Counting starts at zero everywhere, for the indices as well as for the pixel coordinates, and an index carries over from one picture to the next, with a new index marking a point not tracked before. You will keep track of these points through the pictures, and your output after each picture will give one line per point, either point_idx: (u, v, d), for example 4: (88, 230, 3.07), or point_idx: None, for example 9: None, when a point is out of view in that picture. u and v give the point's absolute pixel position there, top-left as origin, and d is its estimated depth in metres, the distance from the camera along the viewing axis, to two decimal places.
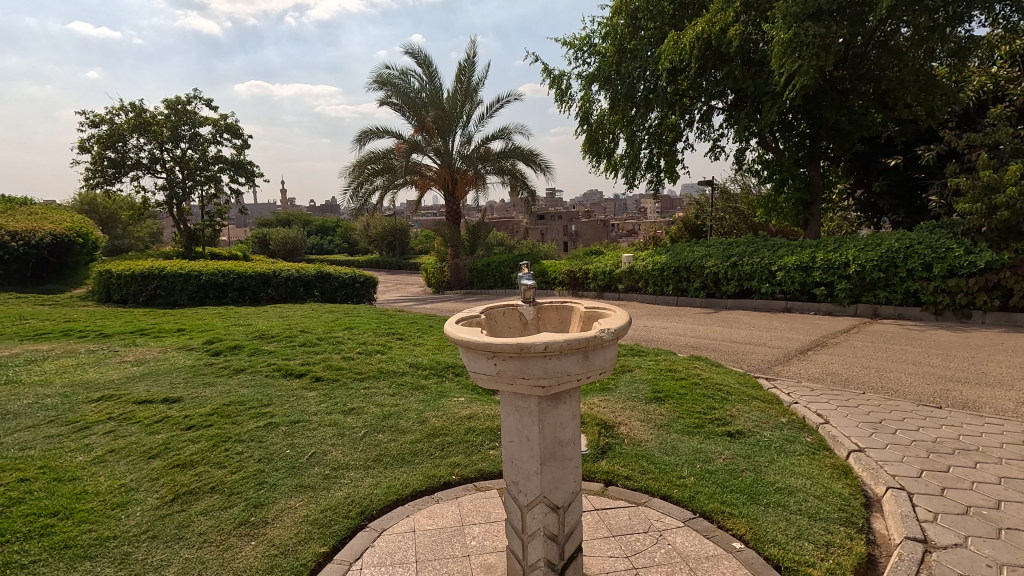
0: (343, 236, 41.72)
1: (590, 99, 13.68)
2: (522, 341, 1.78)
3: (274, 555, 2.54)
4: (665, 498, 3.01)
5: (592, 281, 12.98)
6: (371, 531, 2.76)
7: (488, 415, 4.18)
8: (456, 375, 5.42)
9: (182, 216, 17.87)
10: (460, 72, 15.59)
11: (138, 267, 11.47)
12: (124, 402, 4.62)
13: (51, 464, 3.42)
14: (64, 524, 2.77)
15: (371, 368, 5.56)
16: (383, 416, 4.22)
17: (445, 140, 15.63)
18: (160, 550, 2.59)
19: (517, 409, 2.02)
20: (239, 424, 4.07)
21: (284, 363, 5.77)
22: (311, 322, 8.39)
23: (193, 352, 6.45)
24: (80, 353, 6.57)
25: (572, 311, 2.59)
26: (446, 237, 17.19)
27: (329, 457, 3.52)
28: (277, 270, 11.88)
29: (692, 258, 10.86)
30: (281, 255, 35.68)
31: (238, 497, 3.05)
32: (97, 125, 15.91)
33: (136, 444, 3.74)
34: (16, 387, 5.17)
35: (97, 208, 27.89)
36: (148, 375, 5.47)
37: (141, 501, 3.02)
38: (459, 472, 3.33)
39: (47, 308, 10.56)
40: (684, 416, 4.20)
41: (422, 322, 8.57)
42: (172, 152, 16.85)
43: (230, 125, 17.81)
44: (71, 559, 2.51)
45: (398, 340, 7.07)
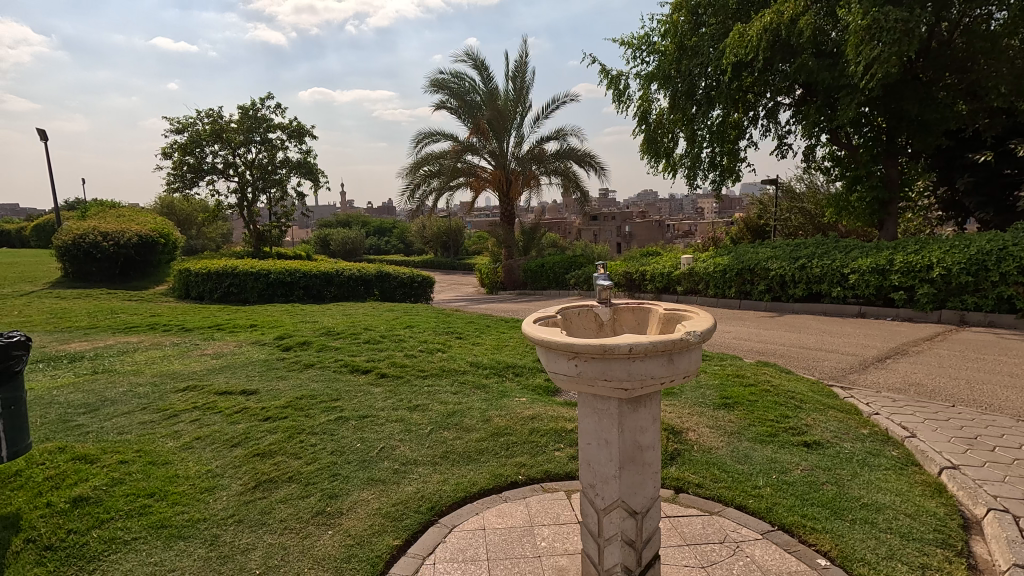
0: (399, 237, 42.81)
1: (649, 99, 13.43)
2: (606, 342, 1.75)
3: (351, 545, 2.62)
4: (740, 507, 2.90)
5: (649, 283, 12.71)
6: (442, 528, 2.79)
7: (551, 416, 4.16)
8: (516, 376, 5.43)
9: (252, 217, 18.86)
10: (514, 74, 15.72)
11: (213, 265, 12.19)
12: (207, 392, 4.90)
13: (146, 448, 3.68)
14: (160, 504, 2.97)
15: (433, 366, 5.65)
16: (447, 413, 4.29)
17: (500, 141, 15.74)
18: (246, 534, 2.73)
19: (596, 411, 2.00)
20: (311, 417, 4.23)
21: (350, 359, 5.97)
22: (373, 319, 8.64)
23: (266, 347, 6.78)
24: (166, 346, 7.02)
25: (649, 313, 2.54)
26: (500, 238, 17.28)
27: (397, 452, 3.61)
28: (339, 269, 12.30)
29: (756, 260, 10.45)
30: (341, 254, 37.02)
31: (314, 487, 3.16)
32: (179, 132, 17.04)
33: (219, 432, 3.96)
34: (112, 375, 5.59)
35: (175, 210, 30.02)
36: (227, 368, 5.79)
37: (226, 486, 3.19)
38: (525, 472, 3.33)
39: (135, 302, 11.37)
40: (756, 424, 4.04)
41: (480, 322, 8.65)
42: (244, 156, 17.82)
43: (297, 130, 18.65)
44: (167, 538, 2.69)
45: (457, 339, 7.17)
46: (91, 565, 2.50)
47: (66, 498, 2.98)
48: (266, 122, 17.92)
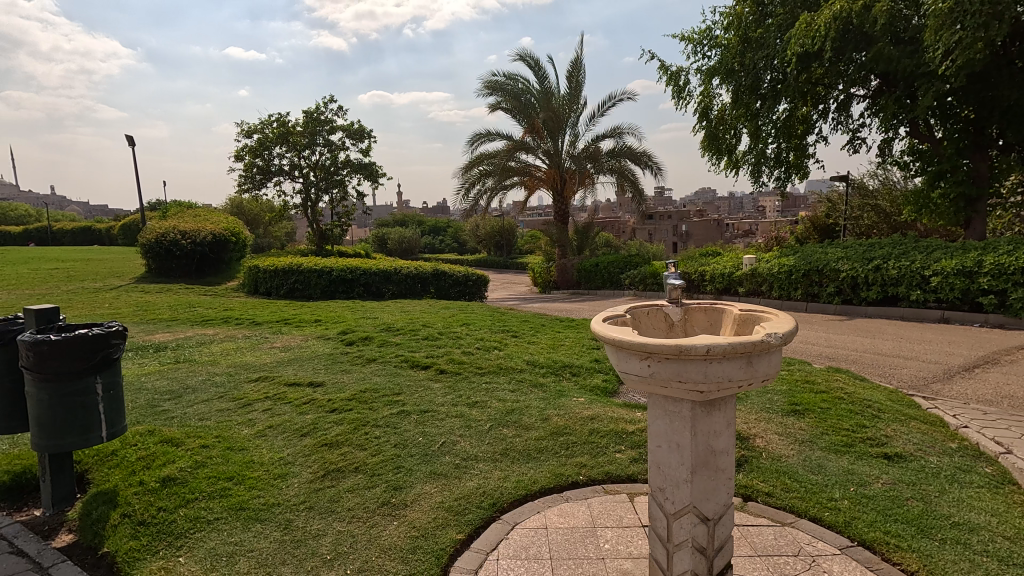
0: (454, 236, 43.48)
1: (711, 94, 13.02)
2: (683, 343, 1.71)
3: (415, 536, 2.68)
4: (814, 520, 2.77)
5: (709, 284, 12.33)
6: (504, 524, 2.81)
7: (611, 417, 4.10)
8: (573, 376, 5.39)
9: (315, 216, 19.64)
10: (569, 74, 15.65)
11: (280, 262, 12.79)
12: (277, 383, 5.15)
13: (223, 434, 3.90)
14: (238, 488, 3.13)
15: (491, 364, 5.70)
16: (506, 411, 4.31)
17: (555, 140, 15.70)
18: (317, 521, 2.84)
19: (667, 413, 1.97)
20: (375, 410, 4.35)
21: (410, 355, 6.11)
22: (431, 317, 8.81)
23: (330, 341, 7.04)
24: (239, 338, 7.43)
25: (723, 314, 2.47)
26: (555, 237, 17.21)
27: (458, 448, 3.65)
28: (398, 267, 12.61)
29: (825, 260, 9.93)
30: (397, 253, 38.00)
31: (379, 478, 3.25)
32: (249, 136, 17.98)
33: (290, 422, 4.14)
34: (192, 365, 5.97)
35: (244, 210, 31.76)
36: (295, 360, 6.06)
37: (297, 474, 3.33)
38: (585, 473, 3.30)
39: (210, 297, 12.08)
40: (829, 433, 3.83)
41: (535, 320, 8.66)
42: (308, 158, 18.59)
43: (358, 132, 19.28)
44: (246, 520, 2.84)
45: (513, 337, 7.20)
46: (179, 541, 2.68)
47: (156, 477, 3.20)
48: (329, 125, 18.63)
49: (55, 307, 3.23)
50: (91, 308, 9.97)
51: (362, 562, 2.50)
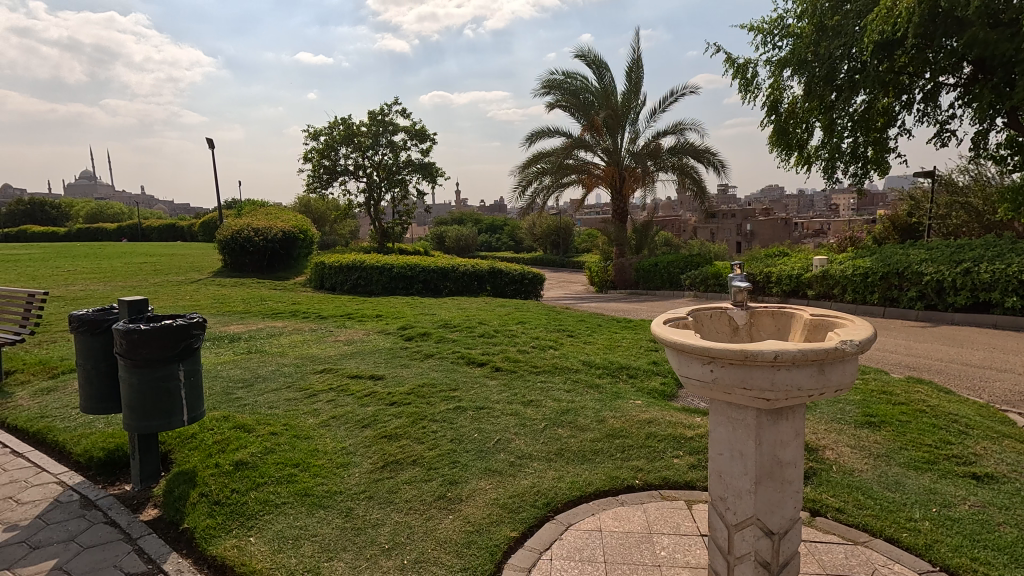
0: (511, 235, 43.73)
1: (781, 87, 12.42)
2: (748, 348, 1.65)
3: (470, 531, 2.72)
4: (891, 540, 2.59)
5: (776, 286, 11.78)
6: (558, 524, 2.81)
7: (669, 421, 4.00)
8: (630, 378, 5.30)
9: (377, 215, 20.27)
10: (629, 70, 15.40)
11: (344, 259, 13.30)
12: (341, 375, 5.36)
13: (291, 422, 4.09)
14: (304, 474, 3.29)
15: (546, 363, 5.69)
16: (561, 411, 4.29)
17: (614, 138, 15.47)
18: (376, 510, 2.93)
19: (730, 421, 1.91)
20: (432, 405, 4.44)
21: (467, 351, 6.21)
22: (487, 314, 8.90)
23: (390, 336, 7.26)
24: (305, 331, 7.78)
25: (794, 318, 2.36)
26: (612, 236, 16.96)
27: (513, 445, 3.67)
28: (455, 265, 12.81)
29: (906, 263, 9.25)
30: (455, 251, 38.67)
31: (435, 472, 3.32)
32: (317, 138, 18.79)
33: (352, 413, 4.30)
34: (262, 355, 6.31)
35: (312, 209, 33.26)
36: (357, 354, 6.28)
37: (358, 464, 3.46)
38: (642, 477, 3.24)
39: (280, 291, 12.71)
40: (908, 448, 3.57)
41: (591, 320, 8.58)
42: (372, 158, 19.21)
43: (419, 132, 19.73)
44: (311, 505, 2.97)
45: (569, 337, 7.15)
46: (250, 522, 2.84)
47: (230, 461, 3.40)
48: (392, 125, 19.17)
49: (144, 298, 3.47)
50: (174, 300, 10.72)
51: (418, 554, 2.57)
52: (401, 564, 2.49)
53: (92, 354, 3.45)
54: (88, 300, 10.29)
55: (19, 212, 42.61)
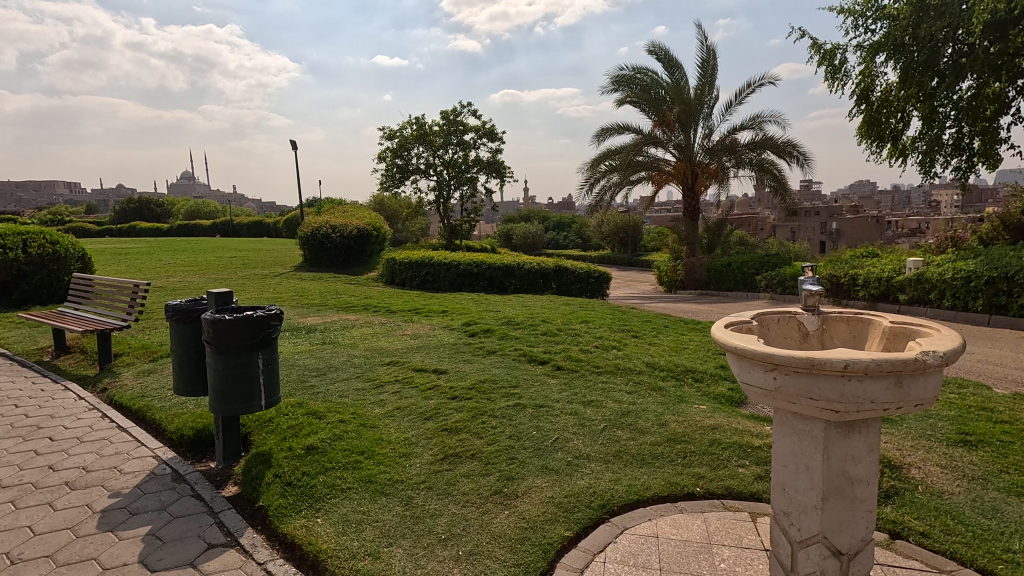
0: (578, 232, 43.36)
1: (873, 74, 11.54)
2: (815, 356, 1.58)
3: (525, 527, 2.74)
4: (982, 571, 2.37)
5: (862, 289, 10.97)
6: (613, 527, 2.78)
7: (735, 428, 3.84)
8: (696, 382, 5.13)
9: (446, 212, 20.75)
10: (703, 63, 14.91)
11: (414, 256, 13.73)
12: (406, 368, 5.56)
13: (359, 411, 4.29)
14: (368, 462, 3.43)
15: (608, 363, 5.61)
16: (621, 412, 4.22)
17: (687, 133, 14.97)
18: (435, 500, 3.02)
19: (795, 432, 1.84)
20: (492, 401, 4.50)
21: (528, 349, 6.23)
22: (551, 312, 8.89)
23: (455, 332, 7.42)
24: (375, 324, 8.11)
25: (872, 326, 2.21)
26: (682, 235, 16.43)
27: (571, 445, 3.65)
28: (521, 262, 12.88)
29: (1017, 266, 8.34)
30: (522, 248, 38.90)
31: (493, 467, 3.37)
32: (392, 138, 19.50)
33: (415, 405, 4.43)
34: (335, 347, 6.64)
35: (385, 207, 34.55)
36: (422, 348, 6.47)
37: (419, 454, 3.57)
38: (703, 485, 3.14)
39: (354, 286, 13.30)
40: (1009, 472, 3.23)
41: (658, 321, 8.36)
42: (442, 157, 19.68)
43: (488, 130, 20.00)
44: (374, 492, 3.11)
45: (633, 337, 7.01)
46: (317, 504, 3.01)
47: (301, 445, 3.61)
48: (462, 125, 19.55)
49: (229, 291, 3.73)
50: (259, 292, 11.50)
51: (473, 546, 2.62)
52: (456, 555, 2.55)
53: (184, 341, 3.76)
54: (185, 291, 11.24)
55: (131, 211, 47.18)
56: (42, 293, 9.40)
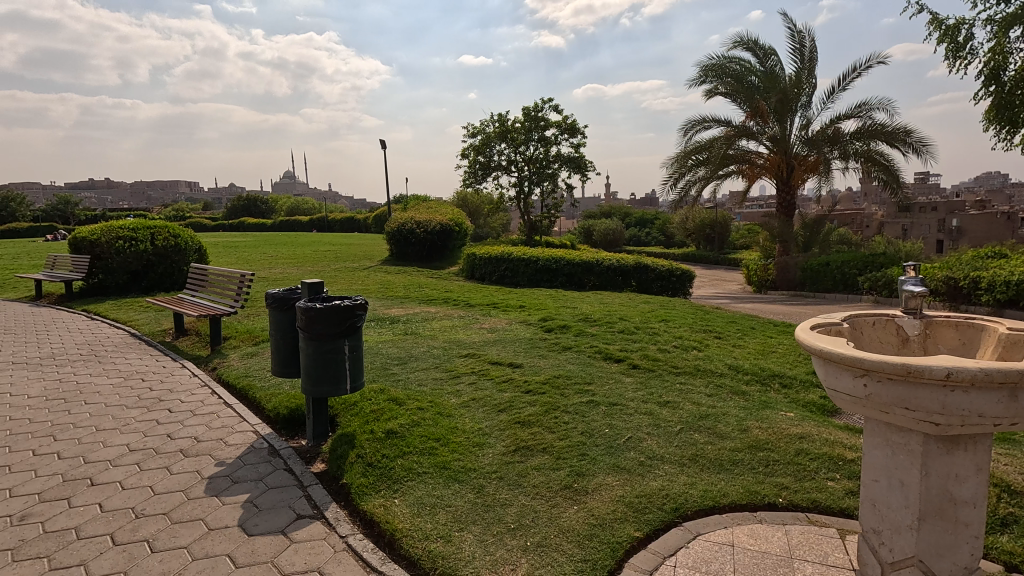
0: (661, 229, 42.04)
1: (1006, 50, 10.25)
2: (910, 363, 1.48)
3: (593, 524, 2.73)
4: None
5: (985, 294, 9.81)
6: (685, 532, 2.70)
7: (825, 438, 3.59)
8: (783, 388, 4.83)
9: (526, 208, 20.89)
10: (798, 50, 14.03)
11: (494, 251, 13.97)
12: (483, 360, 5.68)
13: (436, 400, 4.45)
14: (443, 449, 3.56)
15: (688, 364, 5.42)
16: (699, 415, 4.07)
17: (782, 124, 14.10)
18: (505, 490, 3.08)
19: (889, 444, 1.77)
20: (566, 396, 4.51)
21: (605, 346, 6.16)
22: (629, 310, 8.73)
23: (531, 327, 7.48)
24: (455, 317, 8.35)
25: (985, 333, 2.01)
26: (775, 232, 15.48)
27: (644, 445, 3.58)
28: (600, 259, 12.71)
29: None
30: (602, 245, 38.31)
31: (564, 462, 3.38)
32: (475, 135, 19.92)
33: (490, 397, 4.53)
34: (416, 337, 6.91)
35: (468, 202, 35.36)
36: (499, 341, 6.59)
37: (492, 445, 3.65)
38: (786, 496, 2.96)
39: (435, 279, 13.77)
40: None
41: (744, 322, 7.94)
42: (524, 153, 19.84)
43: (570, 125, 19.89)
44: (447, 478, 3.22)
45: (716, 338, 6.72)
46: (395, 485, 3.17)
47: (382, 429, 3.80)
48: (543, 121, 19.59)
49: (320, 281, 4.00)
50: (350, 284, 12.19)
51: (541, 537, 2.65)
52: (524, 545, 2.59)
53: (281, 327, 4.08)
54: (284, 282, 12.15)
55: (240, 207, 51.66)
56: (166, 280, 10.56)
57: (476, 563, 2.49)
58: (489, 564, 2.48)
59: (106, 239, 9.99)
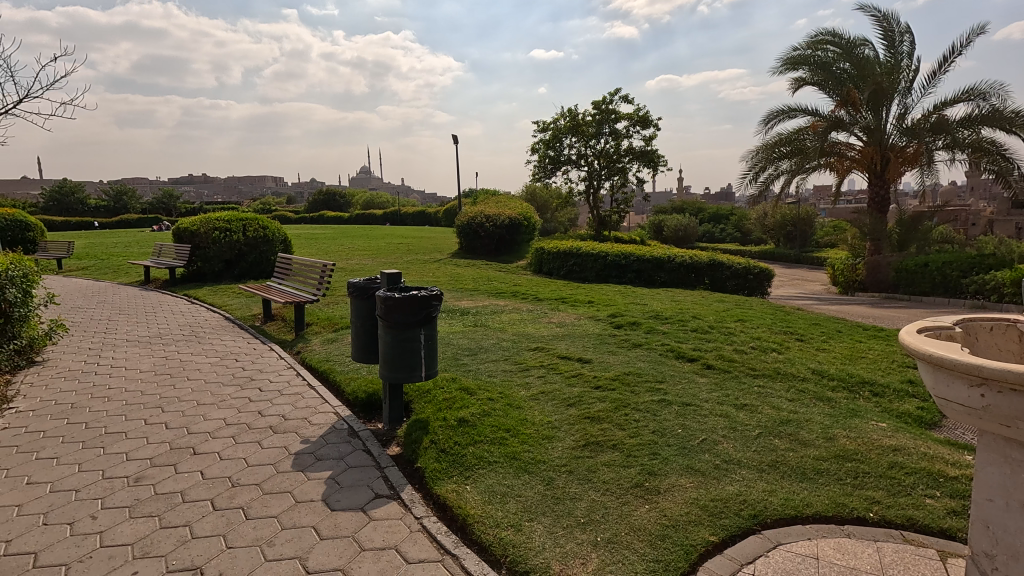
0: (737, 225, 40.26)
1: None
2: None
3: (666, 525, 2.68)
4: None
5: None
6: (764, 540, 2.59)
7: (923, 452, 3.32)
8: (874, 396, 4.51)
9: (596, 203, 20.64)
10: (889, 35, 13.02)
11: (563, 245, 13.93)
12: (552, 355, 5.69)
13: (505, 391, 4.51)
14: (513, 440, 3.60)
15: (767, 366, 5.17)
16: (780, 420, 3.88)
17: (876, 113, 13.09)
18: (575, 485, 3.08)
19: (1007, 461, 1.65)
20: (637, 394, 4.43)
21: (676, 345, 5.98)
22: (702, 309, 8.43)
23: (600, 322, 7.41)
24: (524, 311, 8.41)
25: None
26: (866, 229, 14.42)
27: (719, 448, 3.46)
28: (672, 255, 12.33)
29: None
30: (673, 241, 37.13)
31: (634, 459, 3.33)
32: (545, 130, 19.89)
33: (559, 391, 4.53)
34: (485, 329, 7.02)
35: (536, 197, 35.41)
36: (568, 336, 6.57)
37: (562, 439, 3.65)
38: (877, 511, 2.77)
39: (504, 273, 13.90)
40: None
41: (829, 325, 7.46)
42: (594, 147, 19.59)
43: (642, 118, 19.42)
44: (518, 468, 3.26)
45: (798, 341, 6.37)
46: (467, 472, 3.24)
47: (454, 416, 3.91)
48: (615, 113, 19.25)
49: (399, 272, 4.14)
50: (421, 276, 12.55)
51: (612, 534, 2.63)
52: (594, 540, 2.58)
53: (361, 315, 4.27)
54: (361, 272, 12.69)
55: (320, 202, 54.40)
56: (255, 269, 11.33)
57: (546, 553, 2.51)
58: (559, 557, 2.49)
59: (204, 230, 10.83)
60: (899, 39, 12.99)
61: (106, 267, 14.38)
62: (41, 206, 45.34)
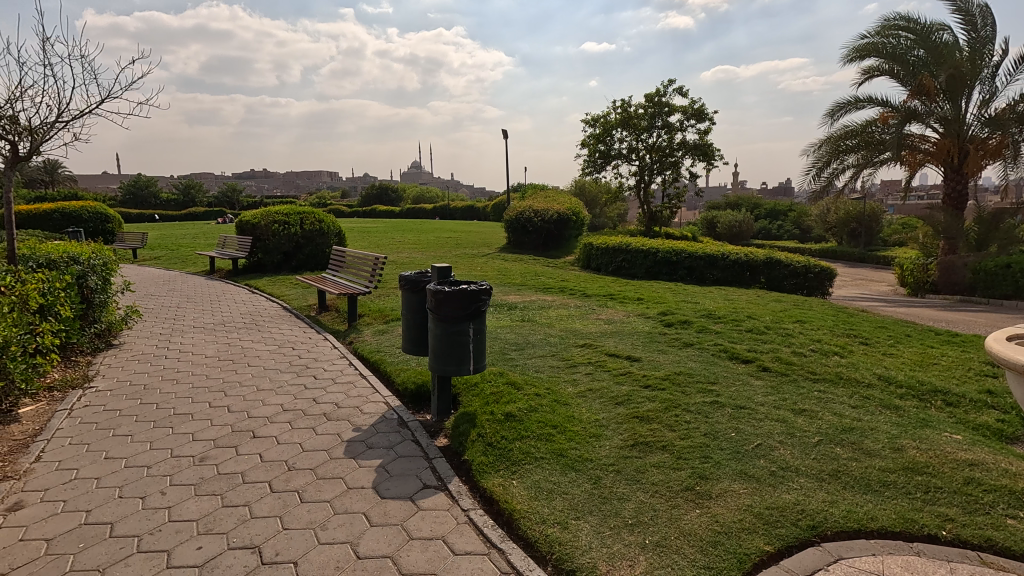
0: (796, 222, 38.53)
1: None
2: None
3: (718, 531, 2.59)
4: None
5: None
6: (825, 553, 2.47)
7: (1003, 469, 3.08)
8: (947, 406, 4.21)
9: (646, 198, 20.22)
10: (970, 18, 12.09)
11: (612, 241, 13.75)
12: (600, 352, 5.61)
13: (552, 387, 4.49)
14: (560, 436, 3.58)
15: (828, 370, 4.93)
16: (843, 428, 3.68)
17: (955, 103, 12.23)
18: (622, 485, 3.03)
19: None
20: (688, 395, 4.31)
21: (730, 345, 5.79)
22: (758, 308, 8.13)
23: (650, 320, 7.26)
24: (571, 307, 8.34)
25: None
26: (940, 227, 13.49)
27: (775, 454, 3.32)
28: (726, 252, 11.93)
29: None
30: (727, 238, 35.92)
31: (685, 462, 3.24)
32: (596, 123, 19.62)
33: (606, 389, 4.46)
34: (532, 324, 7.01)
35: (585, 192, 35.05)
36: (616, 333, 6.47)
37: (609, 437, 3.60)
38: (951, 529, 2.59)
39: (552, 268, 13.83)
40: None
41: (897, 328, 7.03)
42: (646, 141, 19.17)
43: (697, 110, 18.83)
44: (564, 465, 3.24)
45: (862, 344, 6.03)
46: (514, 466, 3.25)
47: (502, 411, 3.92)
48: (668, 106, 18.76)
49: (449, 265, 4.17)
50: (469, 270, 12.65)
51: (661, 537, 2.57)
52: (642, 543, 2.54)
53: (413, 308, 4.35)
54: (411, 265, 12.92)
55: (373, 196, 55.67)
56: (311, 261, 11.75)
57: (593, 553, 2.48)
58: (607, 557, 2.45)
59: (264, 222, 11.30)
60: (982, 23, 12.06)
61: (176, 257, 15.24)
62: (119, 199, 48.49)
